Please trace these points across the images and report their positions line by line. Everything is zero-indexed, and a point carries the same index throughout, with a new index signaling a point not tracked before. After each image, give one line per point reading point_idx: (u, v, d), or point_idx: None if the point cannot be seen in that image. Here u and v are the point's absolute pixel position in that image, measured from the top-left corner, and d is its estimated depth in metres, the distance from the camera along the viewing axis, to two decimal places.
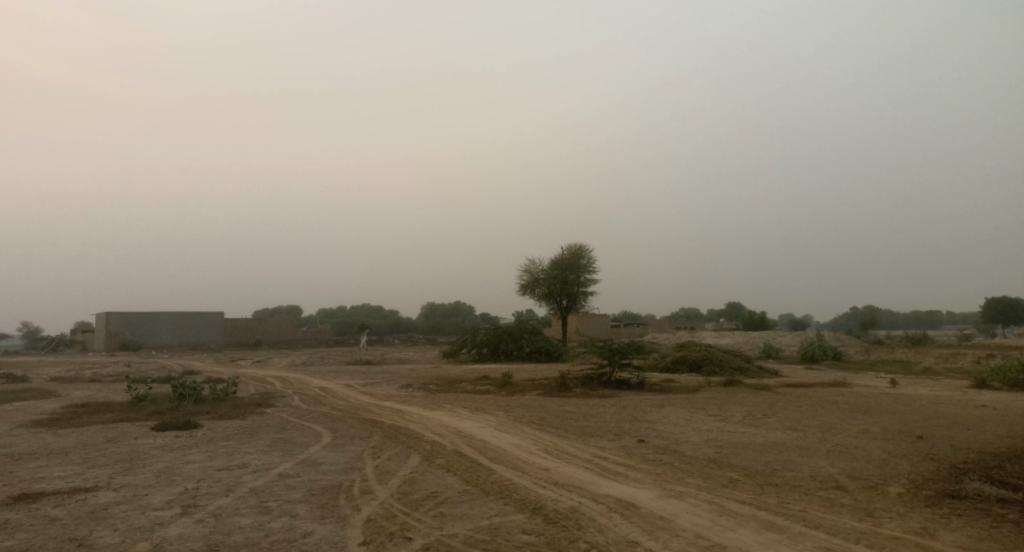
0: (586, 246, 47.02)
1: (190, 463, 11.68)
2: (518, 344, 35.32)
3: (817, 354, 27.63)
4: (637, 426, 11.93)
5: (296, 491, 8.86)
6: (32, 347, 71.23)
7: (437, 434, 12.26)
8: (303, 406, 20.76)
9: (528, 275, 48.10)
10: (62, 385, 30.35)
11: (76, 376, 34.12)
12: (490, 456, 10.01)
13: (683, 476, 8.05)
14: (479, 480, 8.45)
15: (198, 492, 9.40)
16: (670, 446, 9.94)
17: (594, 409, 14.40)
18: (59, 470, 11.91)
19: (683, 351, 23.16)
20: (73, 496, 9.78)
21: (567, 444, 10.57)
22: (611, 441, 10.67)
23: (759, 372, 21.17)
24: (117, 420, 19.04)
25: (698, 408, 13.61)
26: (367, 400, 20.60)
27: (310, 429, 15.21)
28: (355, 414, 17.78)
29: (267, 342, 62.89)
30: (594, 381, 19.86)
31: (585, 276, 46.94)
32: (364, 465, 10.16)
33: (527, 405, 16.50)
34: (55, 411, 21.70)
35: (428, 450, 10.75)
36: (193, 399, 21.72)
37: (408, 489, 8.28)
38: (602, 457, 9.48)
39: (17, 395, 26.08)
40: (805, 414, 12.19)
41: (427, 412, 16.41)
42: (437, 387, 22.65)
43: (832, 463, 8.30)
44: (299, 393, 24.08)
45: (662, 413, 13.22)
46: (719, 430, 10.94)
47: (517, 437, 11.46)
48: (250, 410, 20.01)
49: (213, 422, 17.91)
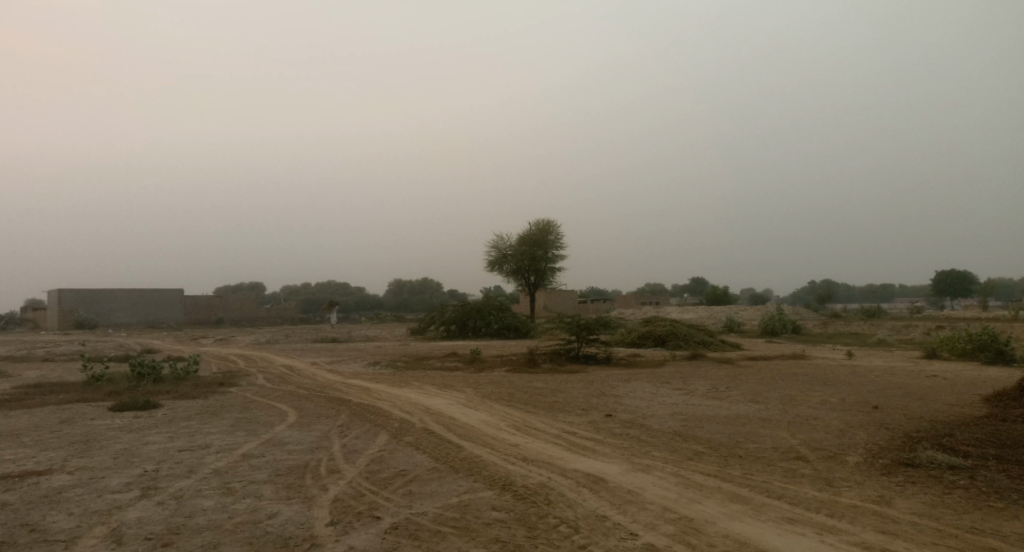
0: (553, 222, 47.08)
1: (151, 445, 11.46)
2: (485, 320, 35.34)
3: (777, 327, 28.21)
4: (604, 400, 12.03)
5: (261, 471, 8.75)
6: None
7: (405, 412, 12.21)
8: (268, 384, 20.51)
9: (495, 251, 48.02)
10: (15, 365, 29.49)
11: (30, 356, 33.23)
12: (458, 432, 10.01)
13: (649, 450, 8.14)
14: (447, 457, 8.44)
15: (159, 474, 9.22)
16: (636, 420, 10.06)
17: (562, 385, 14.49)
18: (12, 453, 11.58)
19: (648, 326, 23.43)
20: (27, 480, 9.53)
21: (535, 420, 10.62)
22: (578, 416, 10.74)
23: (721, 346, 21.54)
24: (74, 401, 18.59)
25: (663, 381, 13.79)
26: (333, 378, 20.44)
27: (275, 408, 15.02)
28: (320, 392, 17.63)
29: (230, 320, 61.94)
30: (561, 357, 19.99)
31: (551, 252, 47.05)
32: (330, 444, 10.07)
33: (494, 381, 16.54)
34: (7, 391, 21.09)
35: (396, 428, 10.70)
36: (152, 378, 21.30)
37: (376, 468, 8.23)
38: (570, 432, 9.54)
39: None
40: (767, 386, 12.44)
41: (394, 389, 16.35)
42: (404, 365, 22.57)
43: (794, 434, 8.48)
44: (263, 371, 23.79)
45: (629, 387, 13.36)
46: (684, 403, 11.10)
47: (485, 414, 11.47)
48: (213, 389, 19.71)
49: (174, 402, 17.59)
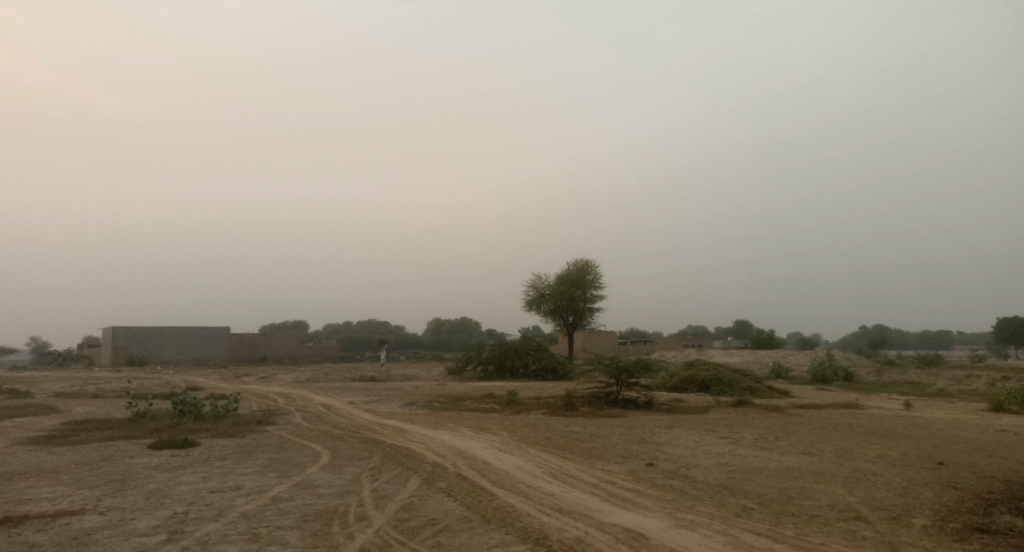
0: (592, 262, 46.71)
1: (183, 485, 11.34)
2: (524, 361, 34.94)
3: (828, 374, 27.09)
4: (645, 448, 11.54)
5: (289, 516, 8.50)
6: (40, 360, 71.46)
7: (438, 455, 11.88)
8: (305, 423, 20.42)
9: (534, 290, 47.73)
10: (65, 401, 30.11)
11: (80, 392, 33.92)
12: (492, 479, 9.64)
13: (693, 504, 7.65)
14: (479, 506, 8.07)
15: (187, 516, 9.05)
16: (679, 470, 9.56)
17: (601, 430, 13.99)
18: (49, 491, 11.60)
19: (691, 370, 22.71)
20: (59, 520, 9.46)
21: (572, 467, 10.19)
22: (618, 464, 10.26)
23: (769, 393, 20.69)
24: (116, 438, 18.73)
25: (708, 429, 13.20)
26: (369, 419, 20.21)
27: (309, 449, 14.83)
28: (355, 433, 17.40)
29: (273, 358, 62.68)
30: (600, 400, 19.46)
31: (591, 292, 46.55)
32: (361, 488, 9.79)
33: (531, 424, 16.10)
34: (54, 427, 21.43)
35: (429, 473, 10.38)
36: (193, 415, 21.41)
37: (405, 516, 7.92)
38: (609, 481, 9.08)
39: (18, 411, 25.82)
40: (819, 437, 11.76)
41: (430, 431, 16.05)
42: (441, 405, 22.23)
43: (851, 491, 7.89)
44: (301, 410, 23.76)
45: (671, 434, 12.80)
46: (731, 454, 10.54)
47: (520, 459, 11.07)
48: (250, 428, 19.66)
49: (212, 441, 17.57)
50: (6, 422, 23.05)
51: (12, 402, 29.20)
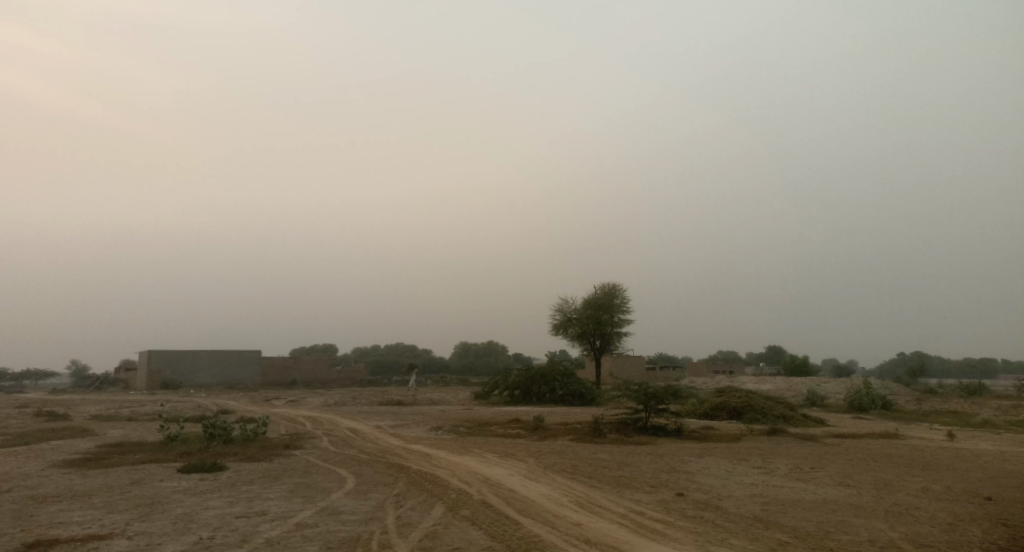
0: (619, 286, 46.40)
1: (210, 509, 11.34)
2: (551, 386, 34.64)
3: (865, 403, 26.37)
4: (675, 477, 11.25)
5: (312, 543, 8.40)
6: (79, 383, 73.04)
7: (464, 482, 11.73)
8: (332, 448, 20.39)
9: (561, 314, 47.50)
10: (99, 424, 30.55)
11: (115, 414, 34.43)
12: (518, 508, 9.45)
13: (725, 537, 7.39)
14: (504, 536, 7.89)
15: (213, 542, 9.00)
16: (711, 501, 9.28)
17: (630, 458, 13.72)
18: (79, 514, 11.67)
19: (722, 397, 22.28)
20: (87, 544, 9.48)
21: (600, 496, 9.96)
22: (647, 493, 10.02)
23: (803, 421, 20.17)
24: (146, 461, 18.89)
25: (740, 458, 12.85)
26: (396, 443, 20.13)
27: (335, 474, 14.77)
28: (382, 458, 17.32)
29: (302, 381, 63.09)
30: (628, 427, 19.16)
31: (618, 317, 46.16)
32: (385, 515, 9.67)
33: (558, 451, 15.86)
34: (88, 450, 21.71)
35: (454, 500, 10.23)
36: (222, 439, 21.53)
37: (429, 545, 7.77)
38: (638, 511, 8.84)
39: (54, 433, 26.24)
40: (858, 468, 11.37)
41: (456, 457, 15.91)
42: (467, 431, 22.07)
43: (893, 526, 7.56)
44: (328, 434, 23.77)
45: (702, 463, 12.51)
46: (765, 484, 10.21)
47: (547, 487, 10.86)
48: (278, 452, 19.69)
49: (240, 465, 17.61)
50: (41, 444, 23.41)
51: (49, 424, 29.71)
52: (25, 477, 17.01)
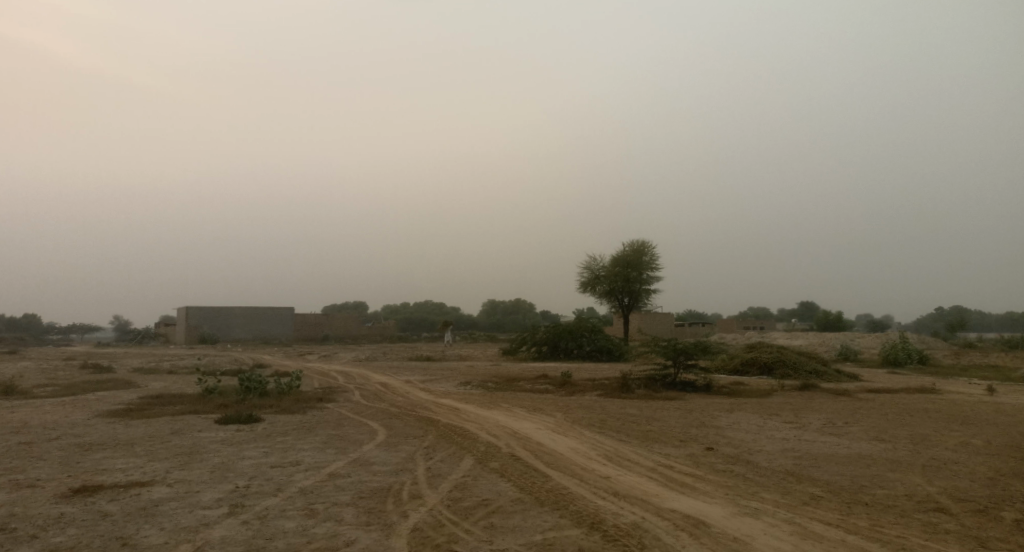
0: (648, 242, 45.95)
1: (245, 459, 11.60)
2: (578, 343, 34.65)
3: (901, 357, 25.98)
4: (704, 432, 11.17)
5: (345, 493, 8.53)
6: (122, 338, 75.42)
7: (492, 435, 11.81)
8: (363, 401, 20.71)
9: (589, 271, 47.29)
10: (141, 376, 31.47)
11: (156, 368, 35.46)
12: (547, 460, 9.48)
13: (756, 491, 7.31)
14: (533, 487, 7.91)
15: (248, 490, 9.19)
16: (741, 455, 9.20)
17: (658, 413, 13.68)
18: (121, 462, 12.04)
19: (753, 352, 22.10)
20: (129, 490, 9.77)
21: (628, 450, 9.94)
22: (676, 447, 9.97)
23: (836, 376, 19.93)
24: (186, 412, 19.40)
25: (771, 413, 12.72)
26: (425, 397, 20.38)
27: (366, 427, 14.99)
28: (411, 411, 17.54)
29: (334, 337, 64.14)
30: (657, 382, 19.14)
31: (647, 273, 45.82)
32: (415, 466, 9.79)
33: (586, 405, 15.89)
34: (131, 401, 22.37)
35: (483, 452, 10.30)
36: (258, 392, 22.00)
37: (458, 495, 7.83)
38: (667, 466, 8.80)
39: (99, 385, 27.10)
40: (892, 423, 11.18)
41: (484, 411, 16.02)
42: (495, 385, 22.25)
43: (930, 481, 7.41)
44: (360, 388, 24.15)
45: (732, 418, 12.42)
46: (796, 439, 10.09)
47: (575, 441, 10.88)
48: (311, 405, 20.06)
49: (275, 417, 17.99)
50: (87, 395, 24.18)
51: (94, 376, 30.68)
52: (71, 426, 17.61)
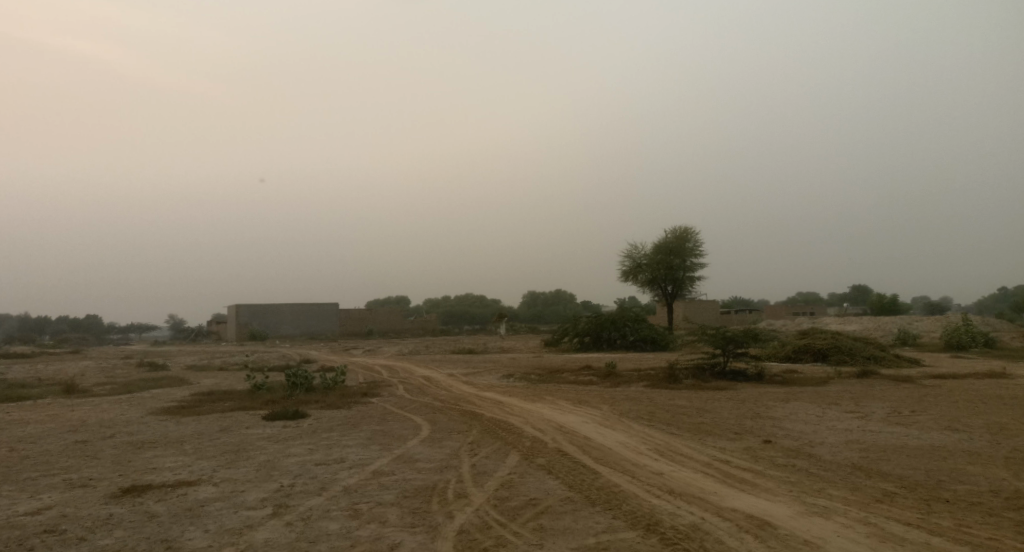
0: (691, 228, 45.05)
1: (291, 457, 11.51)
2: (622, 333, 34.12)
3: (965, 341, 24.82)
4: (760, 423, 10.65)
5: (389, 492, 8.33)
6: (177, 336, 77.60)
7: (538, 429, 11.50)
8: (407, 395, 20.60)
9: (630, 260, 46.54)
10: (194, 373, 32.12)
11: (208, 365, 36.13)
12: (596, 456, 9.12)
13: (823, 487, 6.83)
14: (583, 485, 7.57)
15: (293, 490, 9.06)
16: (802, 448, 8.69)
17: (710, 404, 13.18)
18: (170, 461, 12.08)
19: (806, 339, 21.34)
20: (176, 490, 9.75)
21: (681, 444, 9.50)
22: (732, 441, 9.50)
23: (896, 361, 19.09)
24: (235, 409, 19.56)
25: (831, 403, 12.11)
26: (469, 391, 20.16)
27: (410, 422, 14.82)
28: (455, 405, 17.35)
29: (379, 331, 64.63)
30: (706, 372, 18.61)
31: (691, 260, 44.94)
32: (460, 463, 9.53)
33: (634, 397, 15.46)
34: (183, 399, 22.68)
35: (529, 448, 10.00)
36: (304, 387, 22.08)
37: (505, 494, 7.54)
38: (724, 460, 8.35)
39: (153, 382, 27.71)
40: (964, 411, 10.51)
41: (529, 404, 15.70)
42: (540, 378, 21.91)
43: (1017, 475, 6.82)
44: (403, 382, 24.08)
45: (789, 408, 11.87)
46: (860, 430, 9.51)
47: (624, 434, 10.50)
48: (356, 400, 20.03)
49: (320, 412, 18.00)
50: (142, 393, 24.67)
51: (149, 375, 31.32)
52: (126, 424, 17.92)
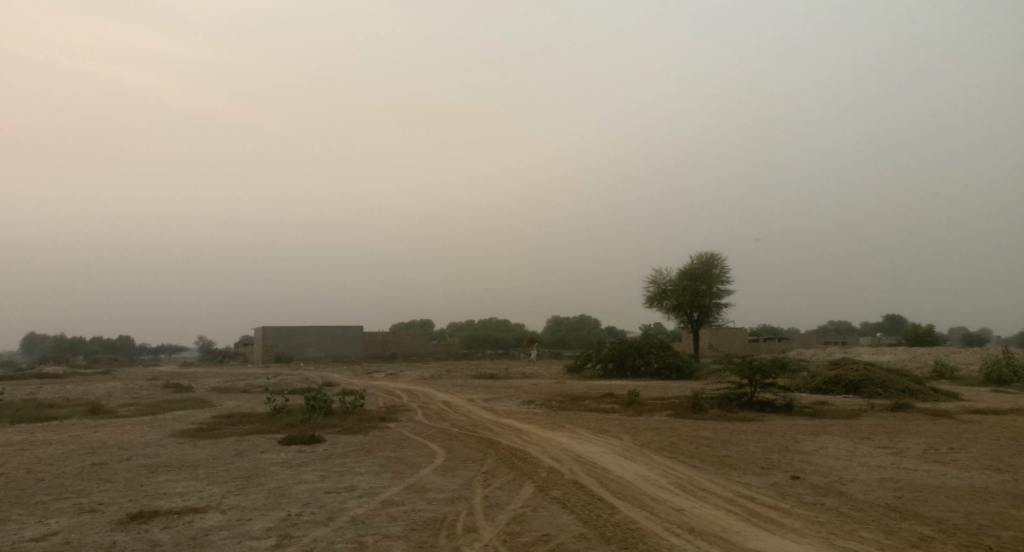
0: (717, 254, 44.47)
1: (302, 484, 11.26)
2: (646, 359, 33.57)
3: (1004, 375, 23.92)
4: (787, 458, 10.18)
5: (397, 524, 8.03)
6: (205, 356, 78.44)
7: (555, 460, 11.14)
8: (426, 421, 20.30)
9: (655, 286, 45.99)
10: (217, 395, 32.18)
11: (232, 386, 36.23)
12: (613, 489, 8.76)
13: (854, 529, 6.40)
14: (598, 521, 7.20)
15: (300, 519, 8.80)
16: (832, 486, 8.22)
17: (735, 436, 12.71)
18: (182, 485, 11.91)
19: (837, 370, 20.69)
20: (183, 517, 9.54)
21: (703, 478, 9.09)
22: (757, 476, 9.06)
23: (933, 395, 18.38)
24: (253, 433, 19.40)
25: (863, 437, 11.57)
26: (488, 417, 19.82)
27: (426, 449, 14.53)
28: (473, 432, 17.02)
29: (402, 354, 64.56)
30: (732, 402, 18.08)
31: (716, 287, 44.30)
32: (472, 494, 9.21)
33: (656, 427, 15.03)
34: (203, 421, 22.62)
35: (544, 480, 9.65)
36: (323, 411, 21.88)
37: (516, 529, 7.20)
38: (748, 497, 7.92)
39: (176, 404, 27.77)
40: (1006, 449, 9.95)
41: (548, 432, 15.31)
42: (560, 405, 21.51)
43: None
44: (423, 407, 23.80)
45: (819, 442, 11.37)
46: (894, 467, 9.01)
47: (644, 467, 10.09)
48: (375, 425, 19.79)
49: (337, 437, 17.77)
50: (164, 414, 24.70)
51: (173, 396, 31.43)
52: (144, 446, 17.86)
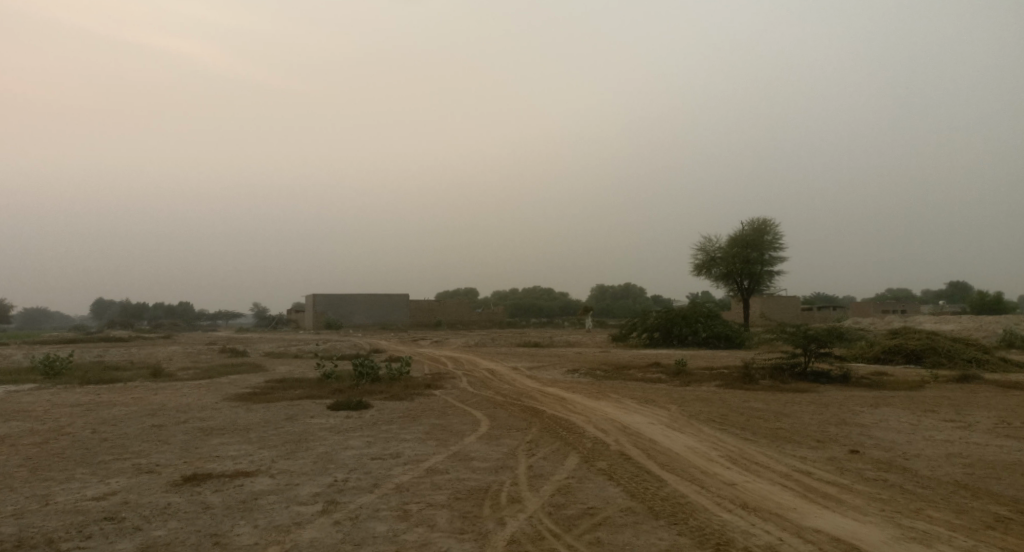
0: (770, 220, 43.23)
1: (348, 450, 11.31)
2: (694, 328, 32.97)
3: None
4: (845, 431, 9.75)
5: (441, 492, 7.96)
6: (260, 322, 80.83)
7: (601, 430, 10.93)
8: (471, 389, 20.32)
9: (704, 254, 45.02)
10: (269, 360, 32.92)
11: (284, 352, 37.06)
12: (662, 461, 8.51)
13: (921, 508, 6.03)
14: (646, 495, 6.98)
15: (345, 485, 8.81)
16: (894, 461, 7.81)
17: (789, 407, 12.28)
18: (233, 448, 12.12)
19: (897, 339, 19.94)
20: (234, 480, 9.69)
21: (755, 451, 8.75)
22: (813, 449, 8.69)
23: (1001, 365, 17.55)
24: (302, 397, 19.72)
25: (926, 410, 11.03)
26: (533, 385, 19.71)
27: (471, 417, 14.47)
28: (518, 400, 16.93)
29: (447, 321, 65.04)
30: (784, 372, 17.56)
31: (768, 254, 43.15)
32: (517, 464, 9.08)
33: (705, 398, 14.66)
34: (256, 385, 23.13)
35: (590, 450, 9.45)
36: (370, 377, 22.09)
37: (561, 501, 7.04)
38: (804, 472, 7.58)
39: (230, 368, 28.49)
40: None
41: (593, 401, 15.10)
42: (605, 374, 21.26)
43: None
44: (468, 375, 23.84)
45: (878, 415, 10.88)
46: (962, 442, 8.53)
47: (693, 439, 9.80)
48: (420, 392, 19.89)
49: (384, 403, 17.91)
50: (220, 378, 25.35)
51: (228, 361, 32.23)
52: (201, 409, 18.34)
